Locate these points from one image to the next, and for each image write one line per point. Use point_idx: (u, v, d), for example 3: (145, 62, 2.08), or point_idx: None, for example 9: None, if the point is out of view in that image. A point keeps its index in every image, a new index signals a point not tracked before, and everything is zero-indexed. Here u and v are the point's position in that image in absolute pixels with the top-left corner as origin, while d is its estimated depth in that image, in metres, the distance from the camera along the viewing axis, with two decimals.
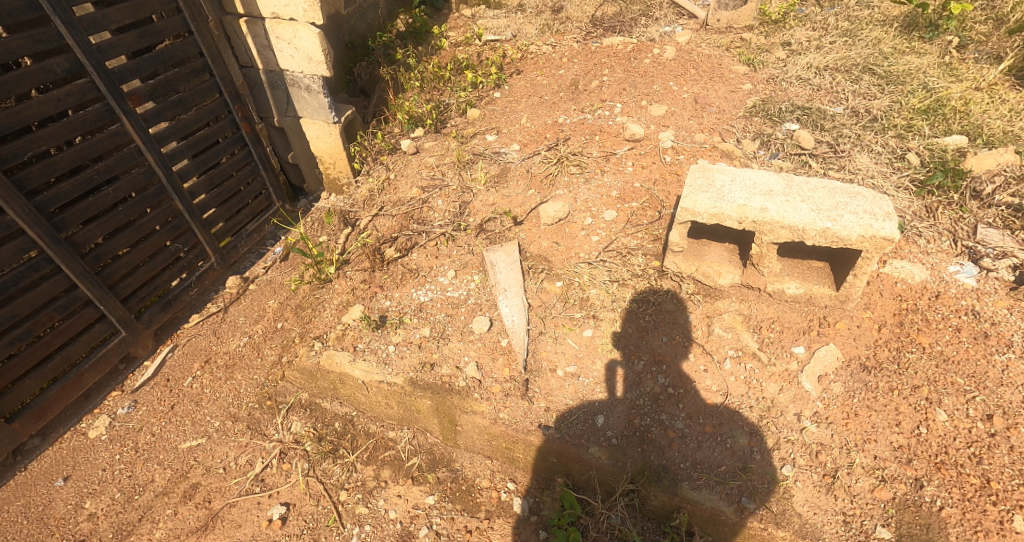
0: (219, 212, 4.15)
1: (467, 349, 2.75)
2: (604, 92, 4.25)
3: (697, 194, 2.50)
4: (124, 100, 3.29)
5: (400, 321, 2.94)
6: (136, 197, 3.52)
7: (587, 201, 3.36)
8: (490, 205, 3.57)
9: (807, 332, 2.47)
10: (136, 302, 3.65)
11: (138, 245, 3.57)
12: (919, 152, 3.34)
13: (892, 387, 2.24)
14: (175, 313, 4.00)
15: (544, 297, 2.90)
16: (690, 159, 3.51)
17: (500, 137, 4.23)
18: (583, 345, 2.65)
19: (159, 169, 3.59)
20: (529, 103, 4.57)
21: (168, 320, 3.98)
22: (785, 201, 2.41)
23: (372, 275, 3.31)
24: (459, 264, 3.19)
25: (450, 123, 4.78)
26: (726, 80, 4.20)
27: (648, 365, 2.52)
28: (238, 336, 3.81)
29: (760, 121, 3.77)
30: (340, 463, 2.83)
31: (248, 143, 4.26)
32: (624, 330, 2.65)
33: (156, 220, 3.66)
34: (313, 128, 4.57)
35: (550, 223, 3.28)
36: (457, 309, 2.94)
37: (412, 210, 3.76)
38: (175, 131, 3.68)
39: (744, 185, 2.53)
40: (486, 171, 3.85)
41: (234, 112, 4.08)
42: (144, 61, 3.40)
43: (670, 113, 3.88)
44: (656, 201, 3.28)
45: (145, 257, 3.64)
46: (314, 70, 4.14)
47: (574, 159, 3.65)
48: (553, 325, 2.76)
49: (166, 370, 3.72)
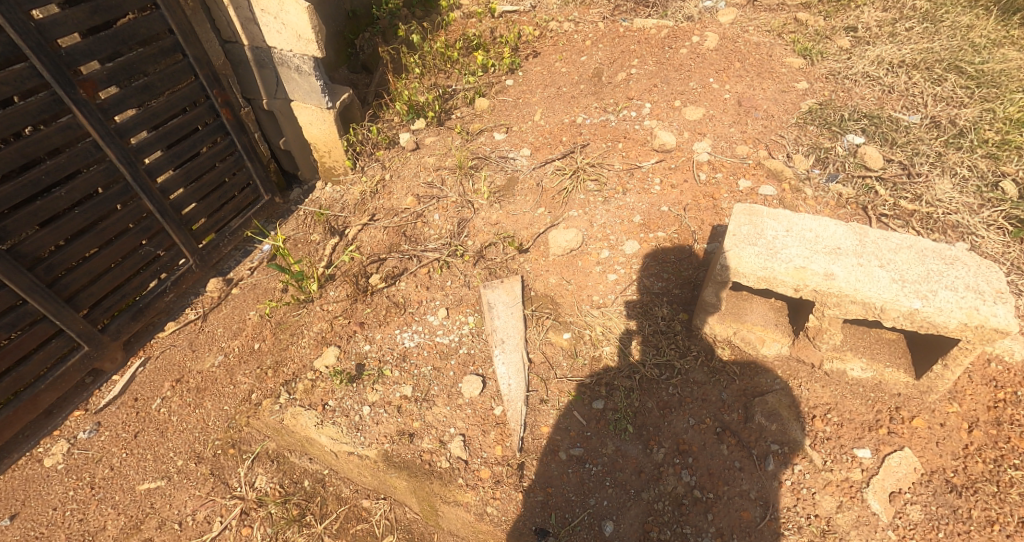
0: (199, 207, 3.69)
1: (453, 418, 2.29)
2: (631, 88, 3.62)
3: (741, 247, 2.00)
4: (74, 87, 2.80)
5: (378, 374, 2.49)
6: (101, 195, 3.09)
7: (605, 226, 2.86)
8: (492, 224, 3.07)
9: (875, 430, 1.94)
10: (100, 314, 3.26)
11: (100, 252, 3.16)
12: (1018, 179, 2.70)
13: (991, 519, 1.73)
14: (148, 321, 3.60)
15: (548, 352, 2.45)
16: (728, 179, 2.97)
17: (509, 136, 3.68)
18: (592, 422, 2.21)
19: (122, 166, 3.13)
20: (544, 94, 3.95)
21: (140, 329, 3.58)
22: (858, 264, 1.88)
23: (353, 306, 2.84)
24: (452, 300, 2.75)
25: (455, 114, 4.16)
26: (776, 77, 3.49)
27: (671, 454, 2.06)
28: (214, 353, 3.39)
29: (816, 131, 3.13)
30: (305, 534, 2.47)
31: (230, 131, 3.75)
32: (641, 404, 2.21)
33: (121, 223, 3.21)
34: (305, 113, 4.01)
35: (560, 254, 2.79)
36: (446, 362, 2.50)
37: (405, 223, 3.27)
38: (142, 120, 3.19)
39: (803, 237, 2.00)
40: (491, 181, 3.31)
41: (212, 98, 3.56)
42: (100, 40, 2.87)
43: (707, 118, 3.29)
44: (687, 231, 2.76)
45: (109, 264, 3.22)
46: (304, 49, 3.57)
47: (592, 172, 3.12)
48: (557, 391, 2.31)
49: (134, 388, 3.34)
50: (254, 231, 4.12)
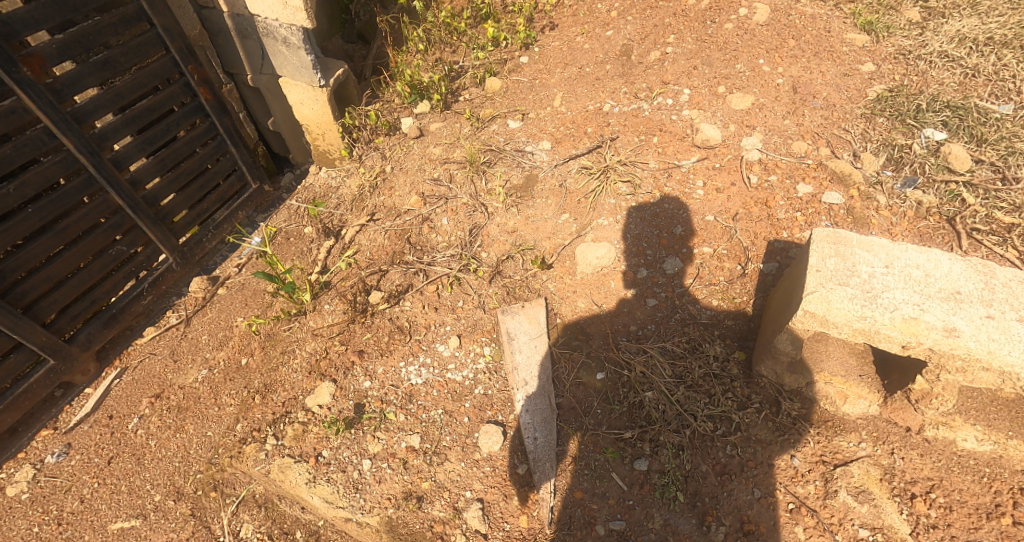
0: (179, 198, 3.03)
1: (469, 479, 1.96)
2: (666, 70, 3.09)
3: (831, 288, 1.59)
4: (15, 64, 2.18)
5: (381, 418, 2.14)
6: (60, 189, 2.46)
7: (640, 239, 2.45)
8: (509, 233, 2.65)
9: (997, 517, 1.58)
10: (66, 323, 2.65)
11: (64, 252, 2.54)
12: None
13: None
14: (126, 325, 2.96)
15: (580, 395, 2.10)
16: (784, 183, 2.52)
17: (525, 124, 3.19)
18: (634, 487, 1.88)
19: (82, 156, 2.49)
20: (564, 74, 3.40)
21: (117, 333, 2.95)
22: (989, 317, 1.49)
23: (349, 329, 2.45)
24: (465, 326, 2.36)
25: (463, 96, 3.58)
26: (837, 57, 2.92)
27: (733, 534, 1.73)
28: (198, 365, 2.79)
29: (887, 125, 2.63)
30: None
31: (211, 113, 3.06)
32: (694, 467, 1.87)
33: (88, 219, 2.60)
34: (295, 91, 3.30)
35: (590, 273, 2.40)
36: (460, 405, 2.14)
37: (409, 228, 2.85)
38: (106, 101, 2.54)
39: (909, 276, 1.59)
40: (507, 180, 2.87)
41: (187, 75, 2.86)
42: (44, 5, 2.24)
43: (757, 107, 2.79)
44: (738, 248, 2.36)
45: (75, 265, 2.60)
46: (291, 18, 2.89)
47: (623, 171, 2.68)
48: (593, 447, 1.98)
49: (110, 403, 2.74)
50: (232, 235, 3.38)
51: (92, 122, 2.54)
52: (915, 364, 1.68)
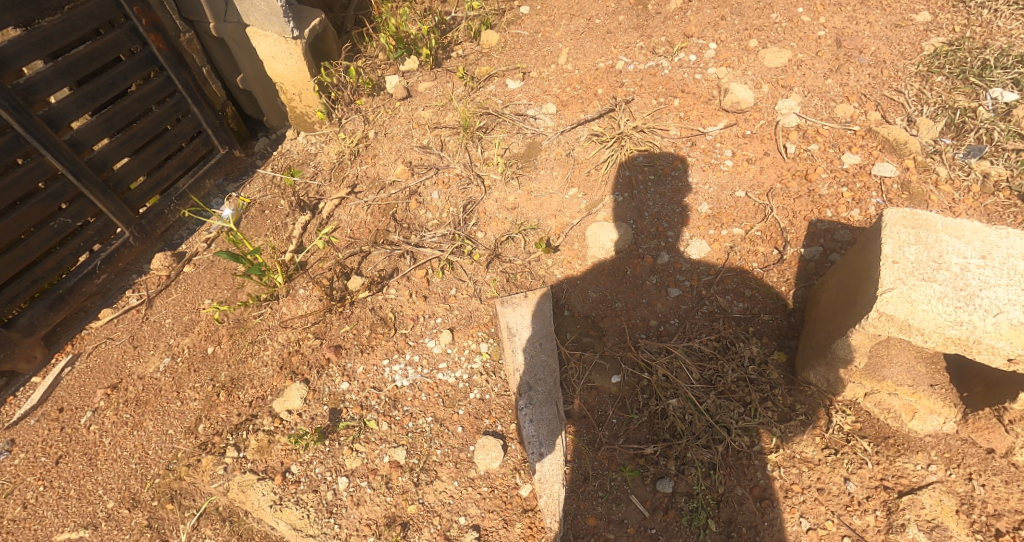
0: (133, 163, 2.61)
1: (463, 502, 1.69)
2: (690, 21, 2.66)
3: (914, 285, 1.28)
4: None
5: (360, 427, 1.85)
6: None
7: (660, 217, 2.12)
8: (508, 210, 2.30)
9: None
10: (2, 306, 2.27)
11: None
12: None
13: None
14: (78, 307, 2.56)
15: (592, 402, 1.82)
16: (828, 153, 2.17)
17: (525, 84, 2.79)
18: (657, 513, 1.62)
19: (4, 110, 2.07)
20: (570, 26, 2.97)
21: (70, 315, 2.55)
22: None
23: (325, 319, 2.12)
24: (459, 319, 2.05)
25: (455, 52, 3.16)
26: (887, 6, 2.53)
27: None
28: (160, 353, 2.35)
29: (947, 85, 2.27)
30: None
31: (166, 65, 2.61)
32: (727, 490, 1.60)
33: (22, 185, 2.19)
34: (264, 43, 2.87)
35: (603, 257, 2.08)
36: (453, 413, 1.85)
37: (394, 202, 2.48)
38: (31, 44, 2.10)
39: (1013, 270, 1.27)
40: (505, 148, 2.51)
41: (133, 17, 2.42)
42: None
43: (795, 64, 2.40)
44: (775, 230, 2.03)
45: (7, 241, 2.21)
46: None
47: (640, 139, 2.32)
48: (609, 464, 1.71)
49: (60, 394, 2.32)
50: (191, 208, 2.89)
51: (16, 71, 2.11)
52: (1017, 380, 1.40)
